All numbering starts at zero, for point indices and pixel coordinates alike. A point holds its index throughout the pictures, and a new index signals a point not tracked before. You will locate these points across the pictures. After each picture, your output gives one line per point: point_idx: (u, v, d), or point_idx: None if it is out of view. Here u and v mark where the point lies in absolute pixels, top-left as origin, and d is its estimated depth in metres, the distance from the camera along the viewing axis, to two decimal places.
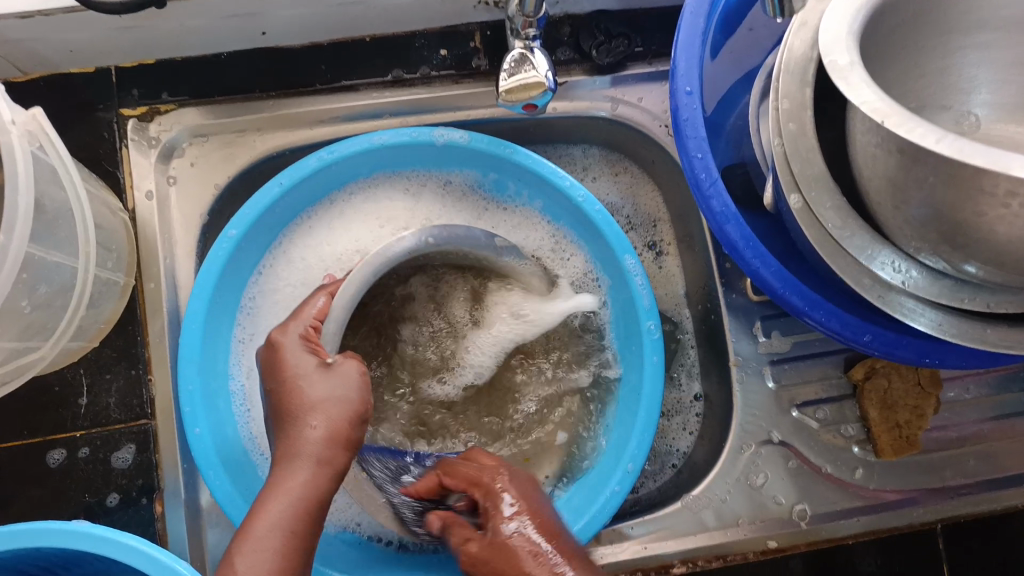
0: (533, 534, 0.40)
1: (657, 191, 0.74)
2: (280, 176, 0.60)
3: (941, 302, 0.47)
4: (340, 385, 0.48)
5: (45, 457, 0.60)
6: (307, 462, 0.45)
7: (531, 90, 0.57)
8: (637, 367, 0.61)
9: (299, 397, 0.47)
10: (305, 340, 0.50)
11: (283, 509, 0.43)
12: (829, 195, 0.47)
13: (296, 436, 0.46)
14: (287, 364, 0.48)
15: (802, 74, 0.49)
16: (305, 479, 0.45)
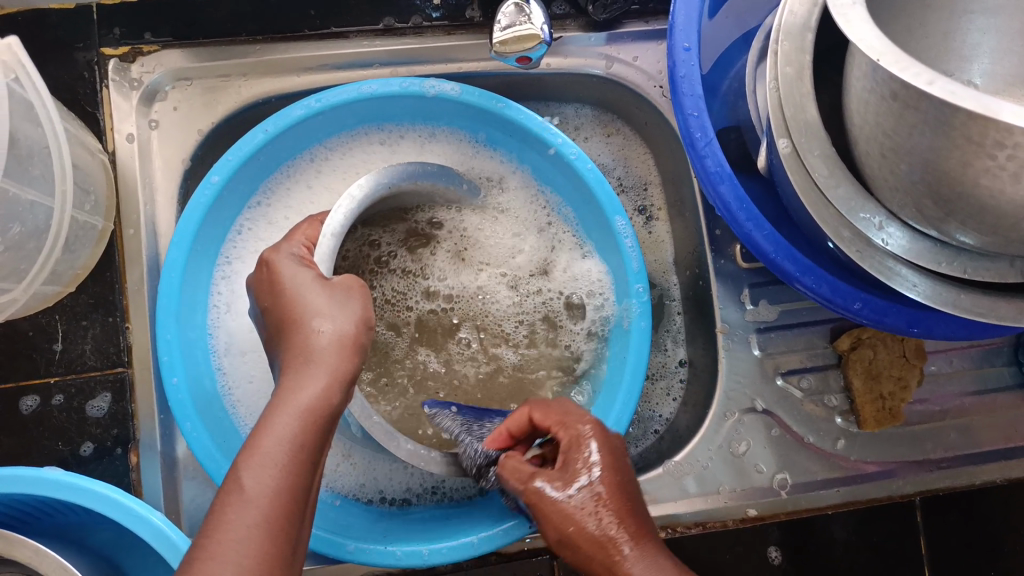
0: (604, 506, 0.41)
1: (650, 154, 0.72)
2: (265, 123, 0.58)
3: (919, 263, 0.46)
4: (344, 297, 0.43)
5: (18, 404, 0.59)
6: (318, 372, 0.40)
7: (525, 42, 0.56)
8: (624, 332, 0.60)
9: (300, 307, 0.42)
10: (300, 259, 0.46)
11: (290, 419, 0.38)
12: (821, 151, 0.47)
13: (302, 346, 0.41)
14: (285, 281, 0.44)
15: (806, 18, 0.48)
16: (316, 390, 0.40)
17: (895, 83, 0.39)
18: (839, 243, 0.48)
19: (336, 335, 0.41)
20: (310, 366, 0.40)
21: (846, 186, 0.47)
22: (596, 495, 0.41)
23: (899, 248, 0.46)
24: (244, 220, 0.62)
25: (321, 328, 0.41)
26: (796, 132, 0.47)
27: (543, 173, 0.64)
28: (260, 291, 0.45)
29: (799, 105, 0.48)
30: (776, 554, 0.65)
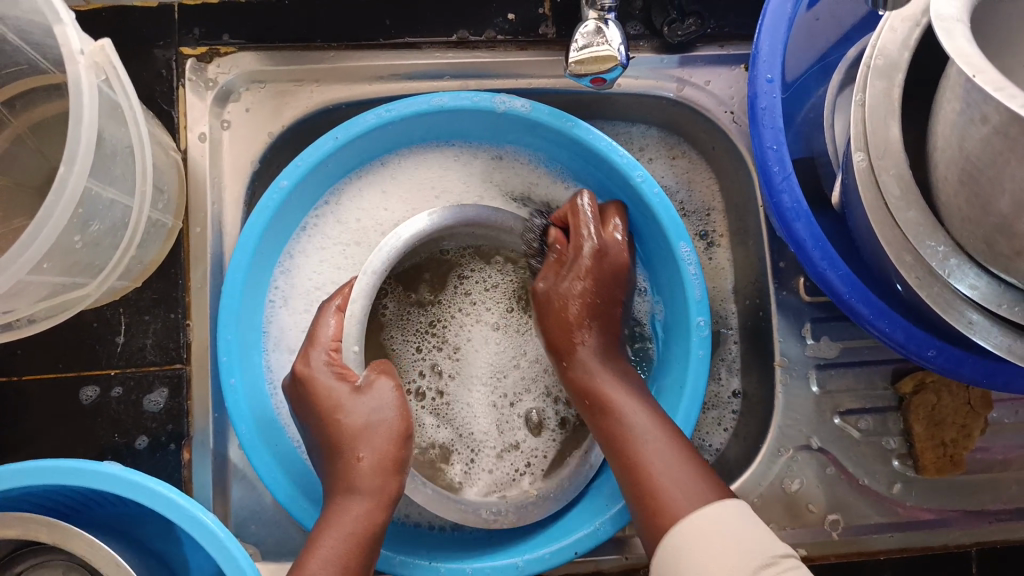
0: (602, 269, 0.56)
1: (715, 180, 0.72)
2: (336, 130, 0.58)
3: (978, 301, 0.44)
4: (377, 405, 0.52)
5: (77, 394, 0.60)
6: (360, 496, 0.50)
7: (601, 63, 0.54)
8: (681, 363, 0.59)
9: (342, 429, 0.51)
10: (330, 365, 0.53)
11: (338, 539, 0.48)
12: (896, 170, 0.44)
13: (345, 469, 0.50)
14: (323, 395, 0.51)
15: (905, 38, 0.46)
16: (359, 512, 0.49)
17: (987, 106, 0.36)
18: (900, 269, 0.45)
19: (378, 453, 0.51)
20: (360, 488, 0.50)
21: (918, 209, 0.44)
22: (595, 250, 0.56)
23: (964, 284, 0.44)
24: (307, 226, 0.62)
25: (361, 455, 0.50)
26: (871, 146, 0.45)
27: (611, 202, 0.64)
28: (301, 403, 0.52)
29: (882, 124, 0.45)
30: None
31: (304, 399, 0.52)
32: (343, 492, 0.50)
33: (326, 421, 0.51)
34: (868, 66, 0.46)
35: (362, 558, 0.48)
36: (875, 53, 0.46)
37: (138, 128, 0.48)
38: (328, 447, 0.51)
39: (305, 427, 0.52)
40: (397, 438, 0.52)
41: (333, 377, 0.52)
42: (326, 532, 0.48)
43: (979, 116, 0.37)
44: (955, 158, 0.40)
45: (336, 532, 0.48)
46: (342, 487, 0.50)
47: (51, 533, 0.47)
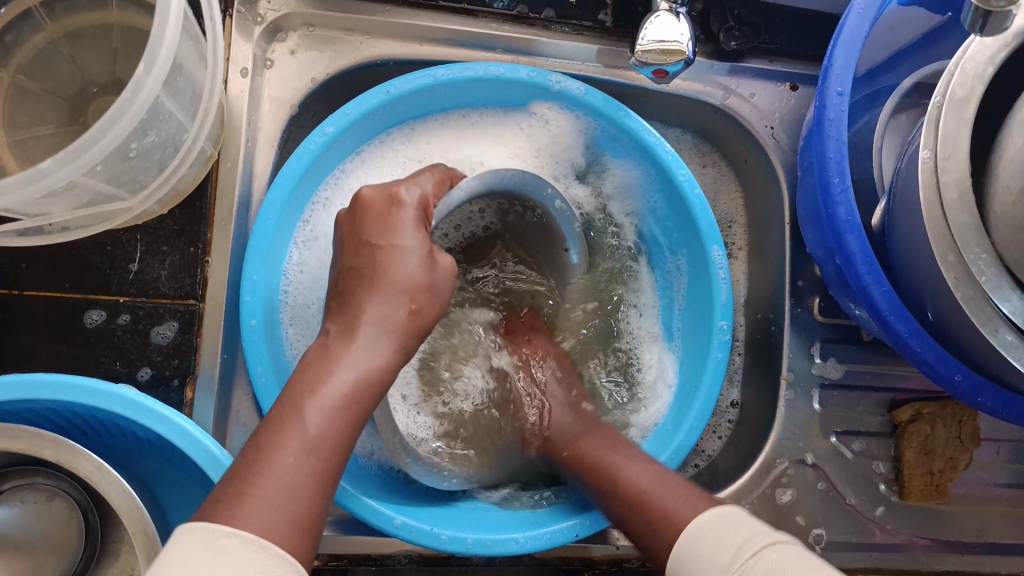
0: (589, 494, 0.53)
1: (740, 193, 0.72)
2: (389, 84, 0.57)
3: (1010, 319, 0.47)
4: (438, 277, 0.46)
5: (82, 316, 0.57)
6: (388, 345, 0.43)
7: (668, 56, 0.56)
8: (698, 364, 0.60)
9: (396, 270, 0.45)
10: (420, 207, 0.49)
11: (351, 373, 0.41)
12: (959, 173, 0.47)
13: (386, 308, 0.44)
14: (398, 230, 0.46)
15: (993, 54, 0.48)
16: (382, 358, 0.43)
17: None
18: (942, 265, 0.48)
19: (417, 315, 0.45)
20: (388, 335, 0.44)
21: (970, 213, 0.47)
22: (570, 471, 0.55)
23: (1001, 297, 0.47)
24: (343, 166, 0.61)
25: (413, 306, 0.44)
26: (940, 144, 0.48)
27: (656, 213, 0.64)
28: (371, 224, 0.46)
29: (954, 128, 0.48)
30: None
31: (378, 221, 0.46)
32: (371, 332, 0.43)
33: (388, 251, 0.45)
34: (959, 66, 0.48)
35: (362, 416, 0.42)
36: (963, 65, 0.48)
37: (214, 42, 0.47)
38: (370, 280, 0.44)
39: (355, 249, 0.46)
40: (436, 311, 0.47)
41: (414, 220, 0.47)
42: (339, 366, 0.41)
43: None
44: (1021, 173, 0.44)
45: (350, 369, 0.42)
46: (370, 325, 0.43)
47: (56, 450, 0.48)
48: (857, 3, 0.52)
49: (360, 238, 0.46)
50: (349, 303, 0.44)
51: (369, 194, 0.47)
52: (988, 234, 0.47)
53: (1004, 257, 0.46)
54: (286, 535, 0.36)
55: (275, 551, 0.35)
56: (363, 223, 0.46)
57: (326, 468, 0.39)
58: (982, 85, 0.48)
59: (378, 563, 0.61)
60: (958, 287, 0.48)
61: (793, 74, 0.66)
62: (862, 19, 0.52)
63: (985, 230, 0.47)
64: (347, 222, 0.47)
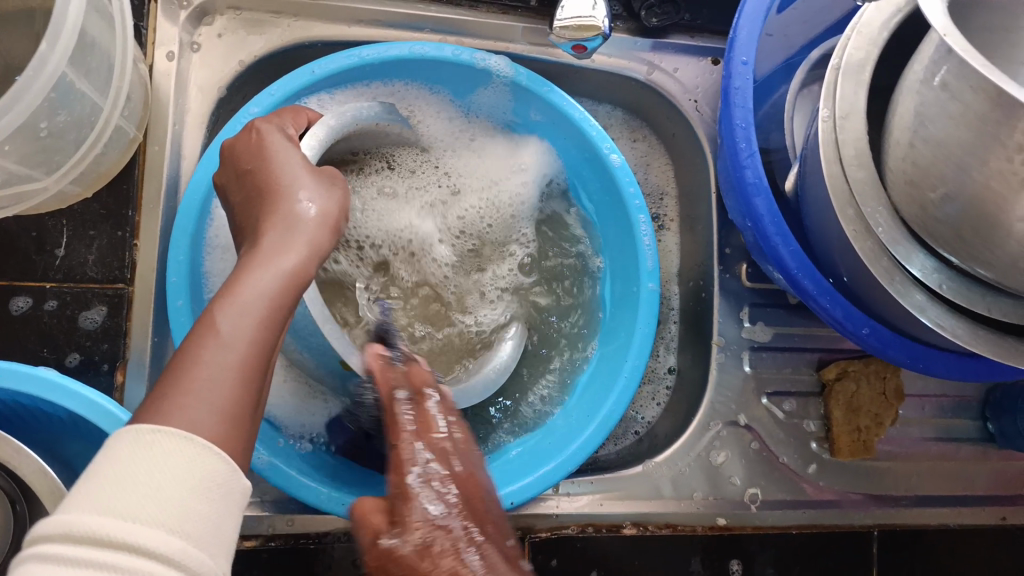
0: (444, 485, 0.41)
1: (670, 165, 0.74)
2: (314, 65, 0.58)
3: (906, 265, 0.49)
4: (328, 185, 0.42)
5: (8, 303, 0.57)
6: (299, 248, 0.39)
7: (584, 31, 0.57)
8: (625, 332, 0.62)
9: (281, 181, 0.41)
10: (288, 137, 0.45)
11: (264, 283, 0.37)
12: (856, 131, 0.49)
13: (281, 214, 0.40)
14: (273, 151, 0.43)
15: (888, 20, 0.51)
16: (290, 260, 0.39)
17: None
18: (842, 220, 0.50)
19: (322, 212, 0.41)
20: (292, 239, 0.39)
21: (867, 171, 0.49)
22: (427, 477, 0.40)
23: (899, 249, 0.49)
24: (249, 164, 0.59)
25: (308, 202, 0.41)
26: (838, 104, 0.50)
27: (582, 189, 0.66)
28: (243, 153, 0.43)
29: (852, 91, 0.50)
30: (736, 566, 0.66)
31: (247, 147, 0.43)
32: (270, 242, 0.39)
33: (263, 169, 0.42)
34: (856, 32, 0.51)
35: (282, 317, 0.38)
36: (858, 31, 0.51)
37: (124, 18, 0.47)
38: (260, 194, 0.41)
39: (239, 179, 0.43)
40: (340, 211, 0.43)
41: (283, 137, 0.44)
42: (246, 275, 0.37)
43: (942, 85, 0.43)
44: (909, 126, 0.46)
45: (263, 275, 0.37)
46: (271, 232, 0.39)
47: None
48: None
49: (238, 170, 0.43)
50: (249, 229, 0.41)
51: (235, 137, 0.45)
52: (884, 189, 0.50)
53: (898, 208, 0.49)
54: (218, 434, 0.33)
55: (204, 445, 0.32)
56: (237, 159, 0.44)
57: (256, 380, 0.36)
58: (877, 47, 0.50)
59: (316, 539, 0.61)
60: (858, 239, 0.50)
61: (713, 49, 0.69)
62: None
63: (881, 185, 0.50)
64: (223, 171, 0.44)
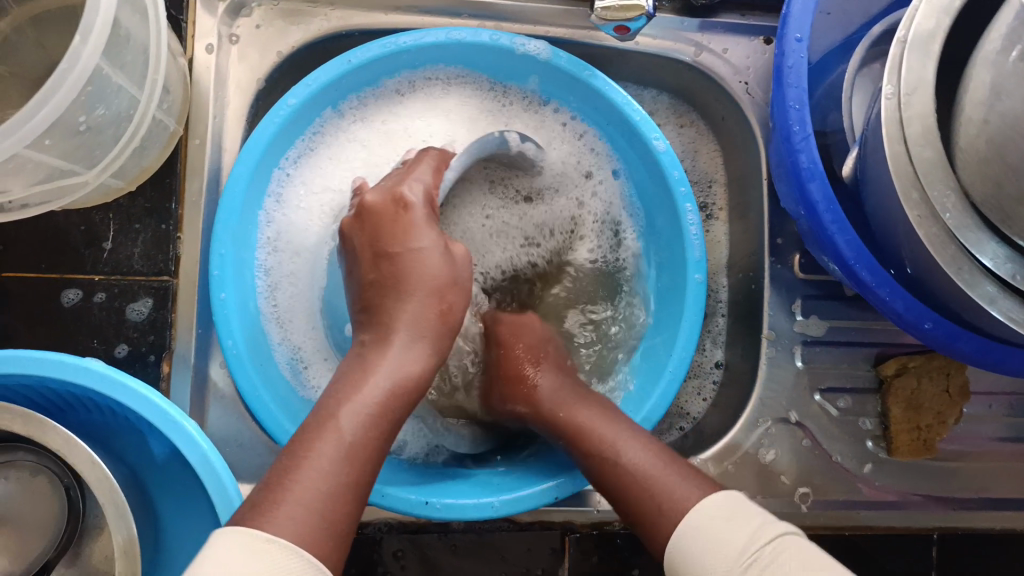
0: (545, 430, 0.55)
1: (719, 152, 0.70)
2: (351, 54, 0.57)
3: (976, 255, 0.46)
4: (455, 278, 0.48)
5: (60, 295, 0.58)
6: (423, 348, 0.45)
7: (626, 11, 0.55)
8: (672, 324, 0.60)
9: (419, 271, 0.47)
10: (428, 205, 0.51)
11: (388, 386, 0.43)
12: (921, 109, 0.46)
13: (416, 313, 0.46)
14: (412, 237, 0.48)
15: None
16: (415, 360, 0.44)
17: None
18: (905, 205, 0.47)
19: (448, 313, 0.47)
20: (422, 340, 0.45)
21: (935, 149, 0.46)
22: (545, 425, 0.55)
23: (967, 237, 0.46)
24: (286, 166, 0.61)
25: (444, 304, 0.47)
26: (902, 81, 0.46)
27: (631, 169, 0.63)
28: (385, 229, 0.48)
29: (918, 64, 0.46)
30: None
31: (388, 227, 0.48)
32: (404, 338, 0.45)
33: (405, 255, 0.47)
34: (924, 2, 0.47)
35: (396, 412, 0.43)
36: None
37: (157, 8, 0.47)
38: (389, 286, 0.47)
39: (373, 262, 0.48)
40: (462, 303, 0.49)
41: (423, 219, 0.49)
42: (373, 375, 0.43)
43: None
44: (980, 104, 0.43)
45: (387, 375, 0.43)
46: (404, 330, 0.45)
47: (26, 425, 0.49)
48: None
49: (376, 249, 0.48)
50: (380, 313, 0.46)
51: (375, 202, 0.50)
52: (953, 171, 0.46)
53: (968, 191, 0.46)
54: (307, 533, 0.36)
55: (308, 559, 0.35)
56: (377, 232, 0.49)
57: (362, 473, 0.40)
58: (949, 17, 0.47)
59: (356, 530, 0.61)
60: (922, 225, 0.47)
61: (764, 28, 0.65)
62: None
63: (951, 168, 0.46)
64: (358, 232, 0.49)
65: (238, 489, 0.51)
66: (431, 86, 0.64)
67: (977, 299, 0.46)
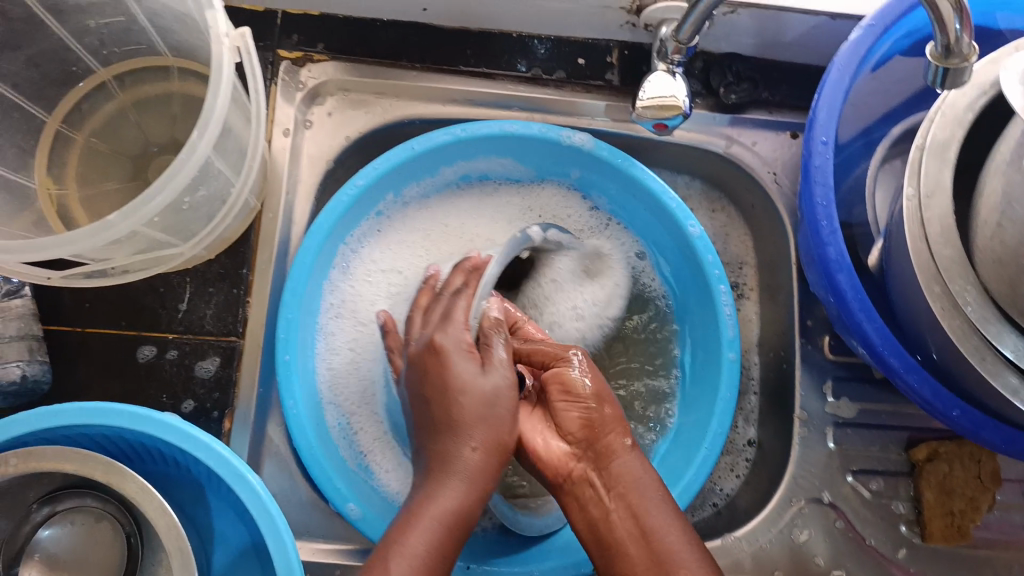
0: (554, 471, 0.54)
1: (750, 236, 0.74)
2: (415, 141, 0.64)
3: (998, 346, 0.48)
4: (494, 406, 0.51)
5: (136, 351, 0.63)
6: (464, 483, 0.48)
7: (665, 111, 0.60)
8: (708, 401, 0.63)
9: (462, 414, 0.50)
10: (464, 347, 0.54)
11: (431, 527, 0.46)
12: (940, 210, 0.50)
13: (455, 452, 0.49)
14: (452, 377, 0.51)
15: (972, 102, 0.52)
16: (456, 497, 0.48)
17: None
18: (928, 296, 0.50)
19: (485, 449, 0.50)
20: (467, 479, 0.49)
21: (954, 247, 0.49)
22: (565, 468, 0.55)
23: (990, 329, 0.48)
24: (348, 252, 0.67)
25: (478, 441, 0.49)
26: (922, 183, 0.51)
27: (670, 260, 0.67)
28: (426, 377, 0.52)
29: (935, 171, 0.51)
30: None
31: (429, 373, 0.52)
32: (450, 480, 0.48)
33: (443, 400, 0.51)
34: (941, 112, 0.52)
35: (449, 549, 0.47)
36: (943, 110, 0.52)
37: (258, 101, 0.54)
38: (436, 428, 0.51)
39: (421, 406, 0.52)
40: (504, 436, 0.51)
41: (459, 361, 0.52)
42: (419, 518, 0.46)
43: None
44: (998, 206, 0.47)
45: (433, 516, 0.46)
46: (446, 473, 0.49)
47: (106, 473, 0.53)
48: (838, 59, 0.56)
49: (420, 393, 0.53)
50: (429, 455, 0.50)
51: (419, 352, 0.55)
52: (973, 267, 0.49)
53: (988, 287, 0.49)
54: None
55: None
56: (421, 381, 0.53)
57: None
58: (963, 128, 0.51)
59: None
60: (945, 316, 0.50)
61: (792, 123, 0.69)
62: (842, 74, 0.56)
63: (971, 264, 0.50)
64: (411, 384, 0.54)
65: (295, 541, 0.54)
66: (485, 186, 0.71)
67: (1002, 390, 0.48)
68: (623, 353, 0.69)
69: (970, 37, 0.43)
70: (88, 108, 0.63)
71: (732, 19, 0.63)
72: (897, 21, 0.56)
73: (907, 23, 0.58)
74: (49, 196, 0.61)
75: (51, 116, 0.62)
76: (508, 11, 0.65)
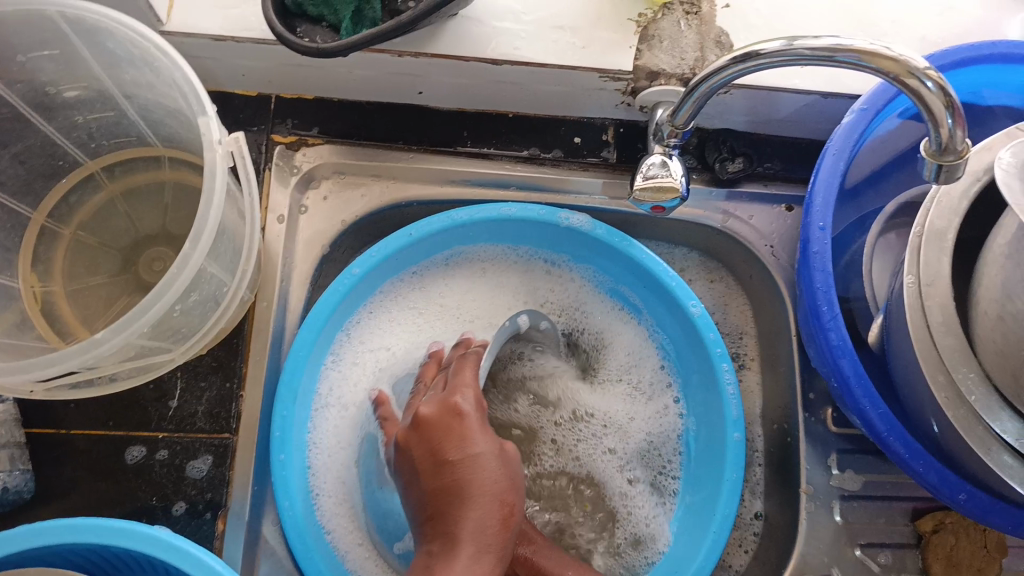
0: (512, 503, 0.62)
1: (748, 305, 0.74)
2: (411, 227, 0.63)
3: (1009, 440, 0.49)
4: (510, 469, 0.49)
5: (124, 453, 0.61)
6: (491, 552, 0.45)
7: (662, 193, 0.59)
8: (715, 483, 0.62)
9: (487, 476, 0.47)
10: (478, 413, 0.51)
11: None
12: (941, 297, 0.51)
13: (483, 516, 0.45)
14: (474, 440, 0.48)
15: (966, 188, 0.53)
16: (486, 567, 0.44)
17: None
18: (933, 386, 0.51)
19: (512, 514, 0.47)
20: (486, 552, 0.45)
21: (956, 336, 0.51)
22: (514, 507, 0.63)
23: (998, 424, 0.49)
24: (341, 337, 0.65)
25: (506, 508, 0.47)
26: (925, 272, 0.52)
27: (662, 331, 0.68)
28: (445, 440, 0.48)
29: (936, 258, 0.52)
30: None
31: (447, 435, 0.48)
32: (471, 551, 0.44)
33: (467, 464, 0.47)
34: (935, 202, 0.53)
35: None
36: (937, 199, 0.53)
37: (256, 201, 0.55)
38: (456, 494, 0.46)
39: (436, 469, 0.47)
40: (522, 500, 0.49)
41: (479, 425, 0.50)
42: None
43: None
44: (996, 300, 0.49)
45: None
46: (469, 542, 0.45)
47: None
48: (832, 144, 0.57)
49: (436, 455, 0.48)
50: (445, 523, 0.46)
51: (431, 412, 0.50)
52: (976, 356, 0.50)
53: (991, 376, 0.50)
54: None
55: None
56: (435, 442, 0.49)
57: None
58: (958, 217, 0.53)
59: None
60: (951, 406, 0.51)
61: (787, 197, 0.70)
62: (838, 160, 0.57)
63: (974, 353, 0.51)
64: (416, 444, 0.49)
65: None
66: (476, 267, 0.70)
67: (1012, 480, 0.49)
68: (623, 423, 0.69)
69: (964, 136, 0.44)
70: (76, 201, 0.62)
71: (725, 99, 0.64)
72: (886, 104, 0.58)
73: (893, 107, 0.59)
74: (32, 294, 0.58)
75: (36, 212, 0.60)
76: (504, 95, 0.65)
